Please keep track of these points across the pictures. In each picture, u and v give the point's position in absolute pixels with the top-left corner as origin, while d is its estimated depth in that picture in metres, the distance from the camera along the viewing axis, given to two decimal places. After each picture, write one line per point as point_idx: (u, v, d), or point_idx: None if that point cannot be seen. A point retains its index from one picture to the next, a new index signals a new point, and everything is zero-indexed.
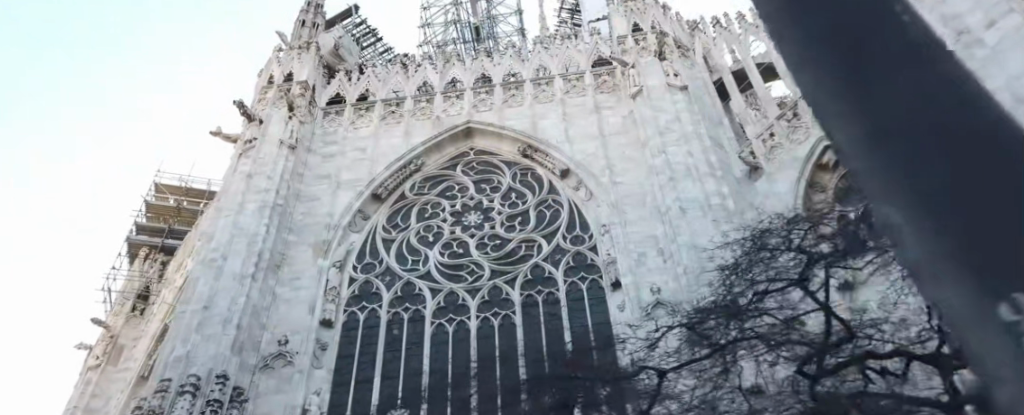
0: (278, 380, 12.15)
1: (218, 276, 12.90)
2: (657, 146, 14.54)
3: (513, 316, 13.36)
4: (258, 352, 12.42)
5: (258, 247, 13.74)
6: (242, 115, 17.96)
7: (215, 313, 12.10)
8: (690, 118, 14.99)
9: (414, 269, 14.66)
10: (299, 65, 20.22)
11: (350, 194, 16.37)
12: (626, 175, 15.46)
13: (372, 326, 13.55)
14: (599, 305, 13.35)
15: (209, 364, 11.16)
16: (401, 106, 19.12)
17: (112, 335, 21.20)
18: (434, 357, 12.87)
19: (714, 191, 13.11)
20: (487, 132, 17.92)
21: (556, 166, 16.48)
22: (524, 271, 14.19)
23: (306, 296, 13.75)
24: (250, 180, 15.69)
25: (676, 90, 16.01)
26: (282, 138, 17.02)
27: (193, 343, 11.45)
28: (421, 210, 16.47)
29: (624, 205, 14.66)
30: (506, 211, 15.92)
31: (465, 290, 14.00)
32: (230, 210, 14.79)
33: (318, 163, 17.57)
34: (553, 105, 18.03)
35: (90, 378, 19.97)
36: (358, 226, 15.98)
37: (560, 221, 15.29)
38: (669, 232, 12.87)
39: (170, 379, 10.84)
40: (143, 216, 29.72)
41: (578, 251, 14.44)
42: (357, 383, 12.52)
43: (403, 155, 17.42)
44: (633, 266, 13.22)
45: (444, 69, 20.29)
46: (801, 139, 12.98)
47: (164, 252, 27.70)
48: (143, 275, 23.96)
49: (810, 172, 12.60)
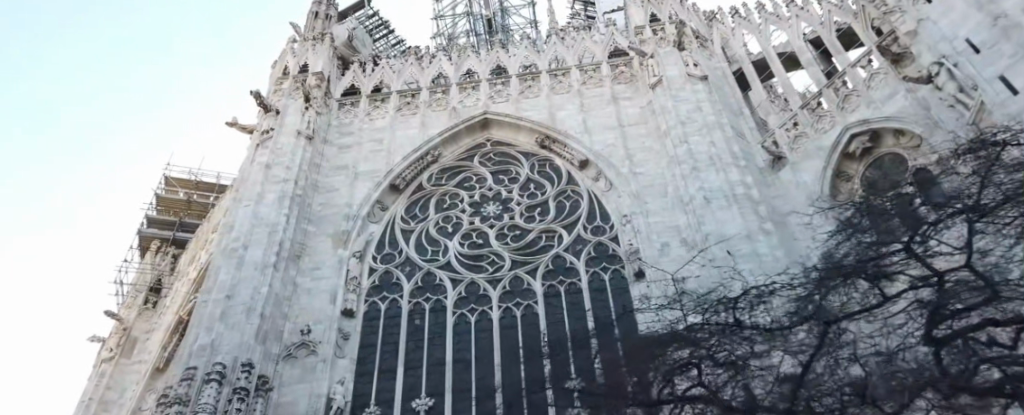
0: (302, 370, 12.08)
1: (239, 265, 12.83)
2: (678, 135, 14.46)
3: (536, 306, 13.30)
4: (281, 342, 12.37)
5: (279, 237, 13.72)
6: (258, 105, 17.91)
7: (237, 302, 12.01)
8: (711, 108, 14.89)
9: (434, 260, 14.62)
10: (314, 56, 20.18)
11: (368, 185, 16.33)
12: (646, 165, 15.40)
13: (394, 316, 13.51)
14: (621, 295, 13.30)
15: (234, 352, 11.04)
16: (417, 98, 19.06)
17: (125, 328, 21.20)
18: (456, 348, 12.77)
19: (738, 181, 12.96)
20: (504, 123, 17.87)
21: (575, 156, 16.40)
22: (545, 262, 14.13)
23: (326, 286, 13.71)
24: (268, 170, 15.64)
25: (697, 79, 15.88)
26: (300, 128, 16.99)
27: (218, 331, 11.33)
28: (440, 201, 16.42)
29: (645, 196, 14.59)
30: (525, 202, 15.87)
31: (486, 281, 13.96)
32: (250, 199, 14.75)
33: (334, 153, 17.49)
34: (570, 96, 17.94)
35: (104, 370, 19.88)
36: (377, 217, 15.93)
37: (581, 211, 15.24)
38: (691, 223, 12.80)
39: (196, 368, 10.68)
40: (153, 209, 29.67)
41: (599, 241, 14.39)
42: (380, 373, 12.43)
43: (420, 146, 17.37)
44: (656, 256, 13.24)
45: (459, 60, 20.23)
46: (825, 128, 12.70)
47: (174, 245, 27.63)
48: (154, 268, 23.89)
49: (836, 161, 12.33)
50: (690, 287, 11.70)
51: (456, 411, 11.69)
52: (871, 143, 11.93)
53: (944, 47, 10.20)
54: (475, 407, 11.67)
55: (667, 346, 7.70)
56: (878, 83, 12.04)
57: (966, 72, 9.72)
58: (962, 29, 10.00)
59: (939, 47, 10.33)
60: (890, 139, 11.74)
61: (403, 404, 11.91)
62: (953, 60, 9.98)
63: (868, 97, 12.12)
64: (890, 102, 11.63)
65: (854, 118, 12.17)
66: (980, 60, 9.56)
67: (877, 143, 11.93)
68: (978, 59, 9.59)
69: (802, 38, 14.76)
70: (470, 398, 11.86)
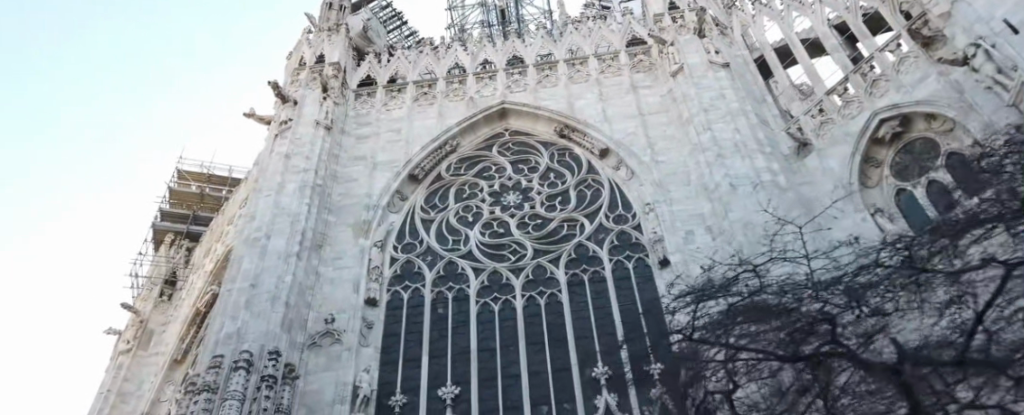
0: (327, 358, 12.01)
1: (262, 255, 12.81)
2: (701, 122, 14.34)
3: (560, 295, 13.21)
4: (305, 331, 12.32)
5: (301, 226, 13.67)
6: (276, 95, 17.87)
7: (263, 291, 11.98)
8: (735, 95, 14.76)
9: (455, 249, 14.54)
10: (330, 46, 20.13)
11: (387, 175, 16.25)
12: (668, 154, 15.26)
13: (417, 306, 13.45)
14: (646, 284, 13.21)
15: (261, 340, 10.97)
16: (433, 88, 18.96)
17: (141, 320, 21.12)
18: (481, 336, 12.71)
19: (765, 168, 12.82)
20: (522, 113, 17.76)
21: (595, 145, 16.29)
22: (568, 250, 14.04)
23: (349, 275, 13.67)
24: (288, 160, 15.61)
25: (718, 67, 15.73)
26: (318, 119, 16.96)
27: (244, 320, 11.28)
28: (459, 191, 16.33)
29: (669, 184, 14.49)
30: (545, 191, 15.76)
31: (509, 269, 13.89)
32: (271, 189, 14.73)
33: (352, 144, 17.42)
34: (588, 85, 17.81)
35: (121, 363, 19.72)
36: (396, 207, 15.85)
37: (602, 200, 15.14)
38: (716, 211, 12.72)
39: (223, 356, 10.62)
40: (166, 203, 29.61)
41: (622, 230, 14.31)
42: (405, 362, 12.37)
43: (439, 135, 17.29)
44: (681, 244, 13.16)
45: (475, 51, 20.14)
46: (853, 113, 12.56)
47: (189, 238, 27.56)
48: (169, 261, 23.83)
49: (865, 147, 12.17)
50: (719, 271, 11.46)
51: (482, 399, 11.61)
52: (901, 128, 11.78)
53: (981, 28, 10.07)
54: (502, 396, 11.59)
55: (758, 315, 7.08)
56: (908, 67, 11.90)
57: (1005, 53, 9.58)
58: (1000, 10, 9.86)
59: (975, 28, 10.19)
60: (921, 123, 11.59)
61: (429, 392, 11.84)
62: (990, 41, 9.84)
63: (897, 81, 11.97)
64: (921, 86, 11.47)
65: (883, 104, 12.02)
66: (1020, 40, 9.42)
67: (906, 127, 11.79)
68: (1018, 39, 9.44)
69: (826, 24, 14.59)
70: (495, 386, 11.78)
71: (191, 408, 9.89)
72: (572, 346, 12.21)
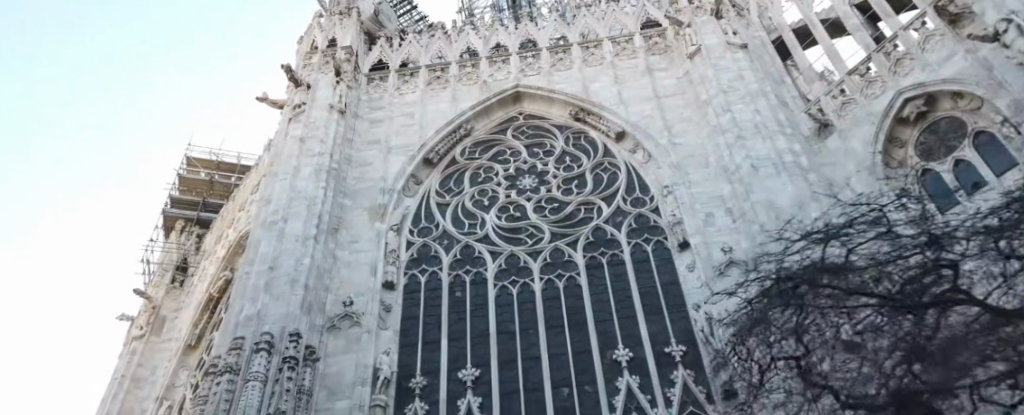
0: (347, 341, 11.95)
1: (281, 237, 12.79)
2: (721, 104, 14.19)
3: (578, 278, 13.11)
4: (324, 314, 12.27)
5: (318, 209, 13.61)
6: (289, 79, 17.78)
7: (281, 273, 11.94)
8: (754, 76, 14.59)
9: (472, 233, 14.46)
10: (342, 30, 20.01)
11: (401, 159, 16.15)
12: (686, 136, 15.12)
13: (435, 289, 13.39)
14: (666, 266, 13.11)
15: (281, 323, 10.92)
16: (446, 72, 18.81)
17: (153, 307, 21.03)
18: (500, 319, 12.64)
19: (786, 148, 12.69)
20: (537, 96, 17.62)
21: (611, 127, 16.13)
22: (585, 234, 13.95)
23: (366, 258, 13.60)
24: (303, 144, 15.54)
25: (736, 48, 15.56)
26: (332, 103, 16.85)
27: (263, 302, 11.24)
28: (474, 174, 16.22)
29: (687, 167, 14.37)
30: (561, 175, 15.64)
31: (526, 252, 13.80)
32: (287, 173, 14.68)
33: (366, 128, 17.30)
34: (603, 68, 17.63)
35: (135, 349, 19.59)
36: (412, 191, 15.76)
37: (619, 183, 15.01)
38: (737, 193, 12.60)
39: (244, 338, 10.57)
40: (176, 190, 29.52)
41: (640, 213, 14.21)
42: (424, 344, 12.32)
43: (453, 119, 17.17)
44: (701, 226, 13.06)
45: (488, 34, 19.98)
46: (876, 93, 12.39)
47: (199, 225, 27.46)
48: (180, 247, 23.75)
49: (890, 126, 12.00)
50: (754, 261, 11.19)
51: (502, 382, 11.55)
52: (927, 107, 11.63)
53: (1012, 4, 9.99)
54: (522, 378, 11.53)
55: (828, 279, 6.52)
56: (933, 45, 11.74)
57: None
58: None
59: (1006, 4, 10.11)
60: (947, 102, 11.45)
61: (448, 374, 11.79)
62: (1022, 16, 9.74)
63: (923, 60, 11.79)
64: (948, 64, 11.32)
65: (907, 83, 11.85)
66: None
67: (932, 106, 11.64)
68: None
69: (847, 3, 14.39)
70: (515, 369, 11.72)
71: (213, 390, 9.85)
72: (591, 330, 12.13)
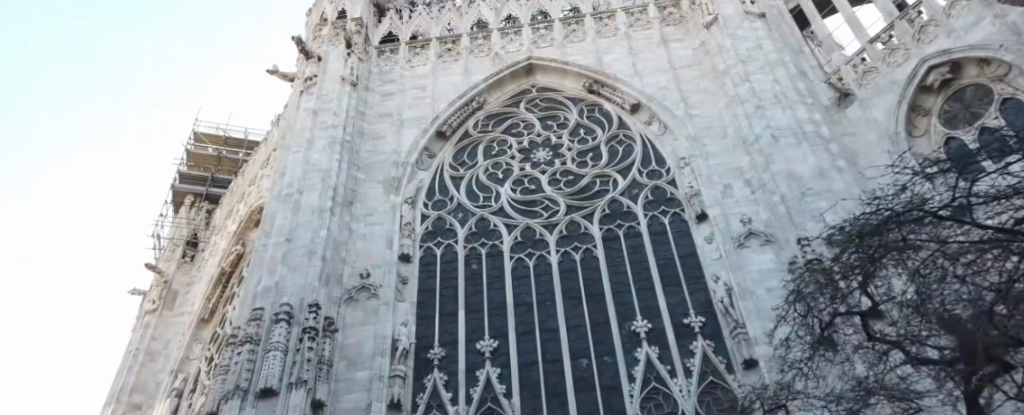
0: (365, 312, 11.93)
1: (296, 210, 12.77)
2: (739, 74, 14.01)
3: (595, 250, 13.02)
4: (342, 286, 12.23)
5: (333, 183, 13.53)
6: (300, 52, 17.63)
7: (298, 245, 11.93)
8: (773, 46, 14.37)
9: (487, 206, 14.37)
10: (351, 2, 19.82)
11: (414, 132, 16.03)
12: (703, 107, 14.94)
13: (450, 261, 13.34)
14: (683, 237, 13.00)
15: (300, 294, 10.90)
16: (457, 44, 18.59)
17: (165, 281, 21.03)
18: (517, 291, 12.58)
19: (807, 118, 12.56)
20: (550, 69, 17.41)
21: (626, 100, 15.93)
22: (601, 206, 13.83)
23: (381, 232, 13.52)
24: (316, 116, 15.45)
25: (755, 17, 15.31)
26: (344, 75, 16.72)
27: (281, 274, 11.20)
28: (488, 148, 16.07)
29: (704, 138, 14.23)
30: (576, 147, 15.48)
31: (542, 225, 13.70)
32: (300, 146, 14.60)
33: (378, 100, 17.15)
34: (617, 40, 17.39)
35: (148, 322, 19.62)
36: (425, 164, 15.64)
37: (635, 156, 14.85)
38: (757, 163, 12.42)
39: (262, 309, 10.53)
40: (183, 166, 29.40)
41: (656, 186, 14.08)
42: (442, 316, 12.28)
43: (465, 92, 17.00)
44: (720, 198, 12.94)
45: (499, 6, 19.73)
46: (899, 61, 12.19)
47: (208, 200, 27.40)
48: (190, 223, 23.68)
49: (913, 94, 11.79)
50: (783, 230, 11.11)
51: (521, 352, 11.52)
52: (951, 75, 11.47)
53: None
54: (540, 349, 11.49)
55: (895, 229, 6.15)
56: (959, 11, 11.56)
57: None
58: None
59: None
60: (972, 69, 11.32)
61: (467, 346, 11.76)
62: None
63: (948, 26, 11.61)
64: (974, 30, 11.18)
65: (932, 50, 11.66)
66: None
67: (956, 74, 11.50)
68: None
69: None
70: (534, 340, 11.68)
71: (234, 360, 9.86)
72: (609, 301, 12.07)
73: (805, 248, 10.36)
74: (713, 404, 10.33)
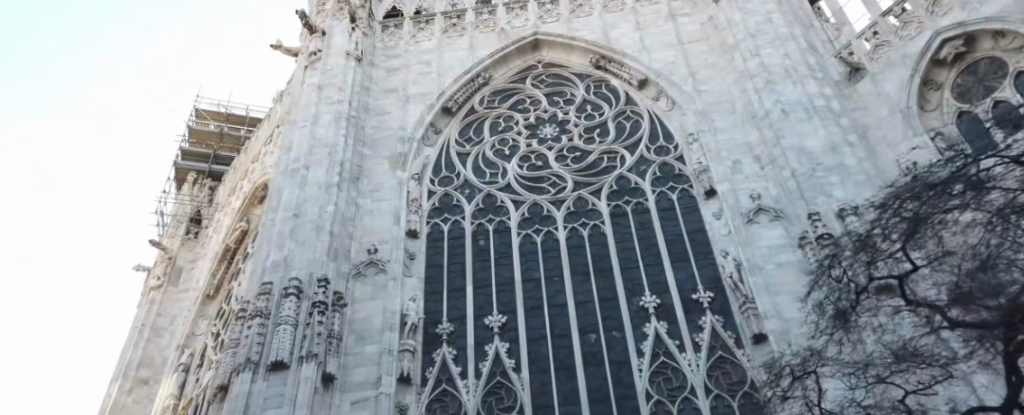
0: (373, 287, 11.91)
1: (303, 185, 12.72)
2: (749, 49, 13.87)
3: (603, 226, 12.96)
4: (349, 261, 12.21)
5: (339, 158, 13.44)
6: (303, 26, 17.45)
7: (306, 220, 11.90)
8: (783, 20, 14.19)
9: (493, 182, 14.29)
10: None
11: (420, 108, 15.92)
12: (711, 83, 14.81)
13: (458, 237, 13.31)
14: (691, 213, 12.94)
15: (308, 268, 10.88)
16: (462, 19, 18.37)
17: (169, 257, 21.02)
18: (524, 267, 12.55)
19: (817, 93, 12.45)
20: (556, 44, 17.24)
21: (633, 76, 15.79)
22: (609, 183, 13.76)
23: (388, 208, 13.47)
24: (321, 91, 15.33)
25: None
26: (348, 49, 16.57)
27: (290, 249, 11.18)
28: (494, 124, 15.96)
29: (712, 114, 14.12)
30: (583, 123, 15.37)
31: (549, 201, 13.64)
32: (306, 121, 14.50)
33: (382, 76, 17.00)
34: (624, 15, 17.20)
35: (153, 298, 19.65)
36: (431, 140, 15.56)
37: (643, 132, 14.75)
38: (767, 139, 12.32)
39: (271, 283, 10.51)
40: (185, 142, 29.27)
41: (664, 162, 14.00)
42: (450, 292, 12.27)
43: (471, 68, 16.85)
44: (729, 173, 12.88)
45: None
46: (911, 35, 12.03)
47: (211, 177, 27.33)
48: (193, 199, 23.63)
49: (926, 68, 11.63)
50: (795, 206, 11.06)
51: (529, 328, 11.52)
52: (965, 48, 11.33)
53: None
54: (548, 324, 11.48)
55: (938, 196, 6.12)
56: None
57: None
58: None
59: None
60: (987, 42, 11.19)
61: (475, 321, 11.76)
62: None
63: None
64: (990, 3, 11.03)
65: (946, 23, 11.50)
66: None
67: (970, 47, 11.36)
68: None
69: None
70: (542, 315, 11.67)
71: (244, 333, 9.86)
72: (617, 276, 12.05)
73: (815, 223, 10.35)
74: (722, 378, 10.35)
